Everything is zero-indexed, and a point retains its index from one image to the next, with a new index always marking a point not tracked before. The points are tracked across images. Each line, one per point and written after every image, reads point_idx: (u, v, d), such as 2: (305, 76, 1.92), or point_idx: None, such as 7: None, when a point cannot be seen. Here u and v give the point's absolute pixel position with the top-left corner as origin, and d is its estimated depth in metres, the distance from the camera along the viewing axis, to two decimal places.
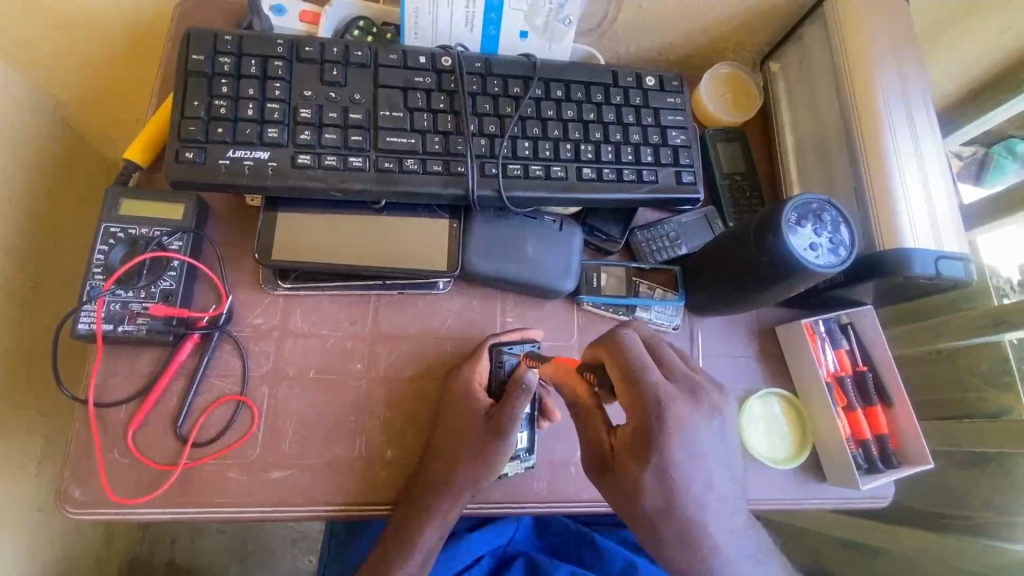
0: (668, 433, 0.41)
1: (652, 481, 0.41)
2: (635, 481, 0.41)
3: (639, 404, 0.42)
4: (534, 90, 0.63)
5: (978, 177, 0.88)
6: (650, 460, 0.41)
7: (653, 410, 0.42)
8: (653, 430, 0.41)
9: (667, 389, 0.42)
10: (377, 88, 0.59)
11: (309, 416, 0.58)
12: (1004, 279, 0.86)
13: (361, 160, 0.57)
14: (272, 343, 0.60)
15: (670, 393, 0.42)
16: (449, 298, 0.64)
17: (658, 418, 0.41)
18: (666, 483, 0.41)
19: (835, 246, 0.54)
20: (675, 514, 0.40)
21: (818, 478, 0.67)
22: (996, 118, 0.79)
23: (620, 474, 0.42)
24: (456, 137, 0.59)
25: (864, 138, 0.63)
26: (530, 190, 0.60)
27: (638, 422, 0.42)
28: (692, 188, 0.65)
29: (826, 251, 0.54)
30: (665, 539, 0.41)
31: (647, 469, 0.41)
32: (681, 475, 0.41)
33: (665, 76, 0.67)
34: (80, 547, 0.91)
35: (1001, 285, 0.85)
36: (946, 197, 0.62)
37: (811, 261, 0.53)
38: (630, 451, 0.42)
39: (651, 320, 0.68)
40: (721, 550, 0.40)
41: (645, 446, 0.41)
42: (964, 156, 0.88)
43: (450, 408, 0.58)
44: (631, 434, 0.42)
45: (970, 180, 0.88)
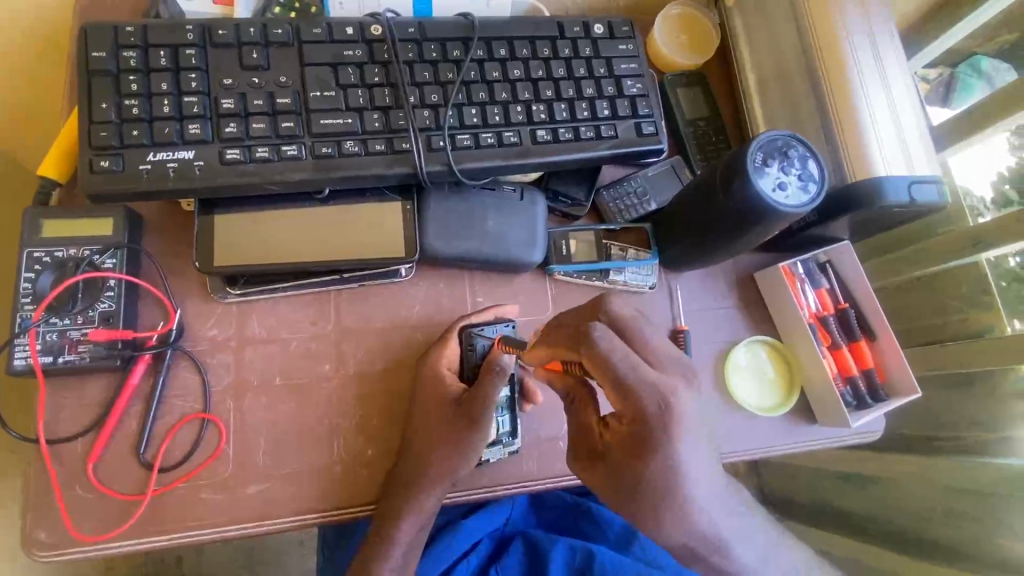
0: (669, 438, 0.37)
1: (655, 490, 0.38)
2: (638, 484, 0.38)
3: (638, 414, 0.37)
4: (475, 52, 0.58)
5: (945, 99, 0.83)
6: (653, 464, 0.38)
7: (651, 414, 0.37)
8: (647, 433, 0.37)
9: (661, 384, 0.38)
10: (304, 67, 0.54)
11: (279, 425, 0.55)
12: (976, 198, 0.83)
13: (295, 148, 0.52)
14: (230, 354, 0.56)
15: (664, 388, 0.38)
16: (414, 285, 0.61)
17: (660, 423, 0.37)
18: (671, 489, 0.38)
19: (803, 183, 0.50)
20: (689, 513, 0.38)
21: (809, 421, 0.67)
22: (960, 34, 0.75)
23: (621, 480, 0.39)
24: (397, 112, 0.55)
25: (826, 69, 0.60)
26: (482, 161, 0.56)
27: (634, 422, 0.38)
28: (654, 140, 0.61)
29: (795, 188, 0.49)
30: (677, 535, 0.39)
31: (648, 474, 0.38)
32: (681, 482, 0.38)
33: (613, 23, 0.63)
34: None
35: (975, 204, 0.82)
36: (914, 119, 0.59)
37: (778, 200, 0.49)
38: (625, 457, 0.39)
39: (626, 282, 0.65)
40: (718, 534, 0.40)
41: (641, 449, 0.38)
42: (931, 78, 0.84)
43: (422, 397, 0.55)
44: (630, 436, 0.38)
45: (938, 102, 0.83)
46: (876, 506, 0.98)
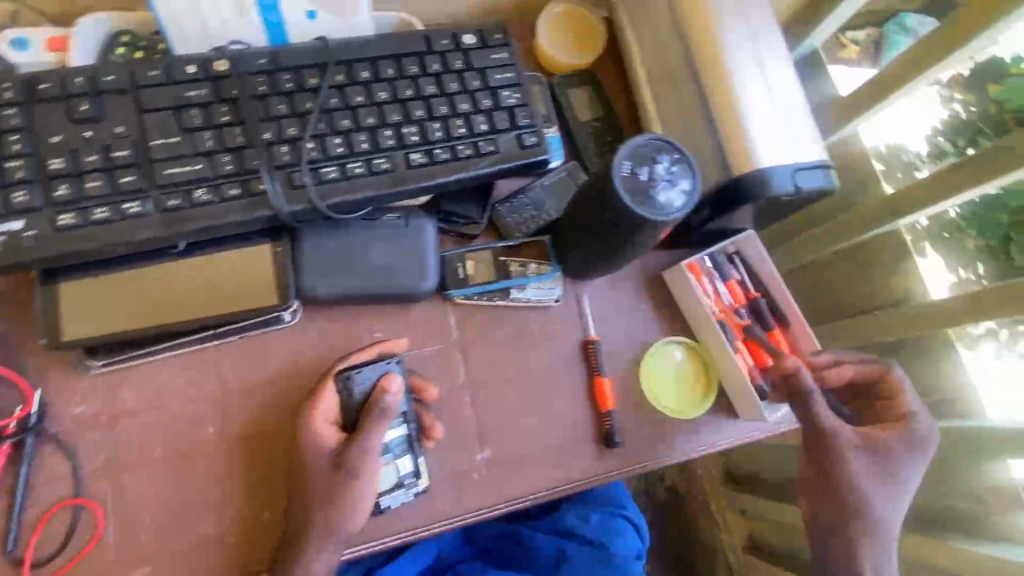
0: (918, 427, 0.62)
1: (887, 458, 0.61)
2: (836, 464, 0.60)
3: (824, 442, 0.60)
4: (335, 77, 0.55)
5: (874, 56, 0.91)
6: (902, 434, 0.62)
7: (857, 455, 0.61)
8: (894, 449, 0.61)
9: (845, 431, 0.60)
10: (142, 113, 0.50)
11: (164, 499, 0.52)
12: (913, 154, 0.92)
13: (139, 204, 0.48)
14: (103, 429, 0.52)
15: (908, 454, 0.61)
16: (301, 330, 0.57)
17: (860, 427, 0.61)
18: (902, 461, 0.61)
19: (672, 181, 0.47)
20: (871, 514, 0.60)
21: (731, 417, 0.65)
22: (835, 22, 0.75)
23: (858, 453, 0.61)
24: (250, 152, 0.51)
25: (703, 62, 0.59)
26: (353, 194, 0.53)
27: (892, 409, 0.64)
28: (538, 150, 0.59)
29: (662, 187, 0.47)
30: (872, 491, 0.60)
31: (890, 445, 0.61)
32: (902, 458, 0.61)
33: (485, 31, 0.60)
34: None
35: (913, 159, 0.92)
36: (793, 105, 0.58)
37: (644, 202, 0.47)
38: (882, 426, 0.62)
39: (530, 298, 0.63)
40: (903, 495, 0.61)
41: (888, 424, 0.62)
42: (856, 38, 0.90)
43: (303, 455, 0.51)
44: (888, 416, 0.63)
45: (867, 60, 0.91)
46: None
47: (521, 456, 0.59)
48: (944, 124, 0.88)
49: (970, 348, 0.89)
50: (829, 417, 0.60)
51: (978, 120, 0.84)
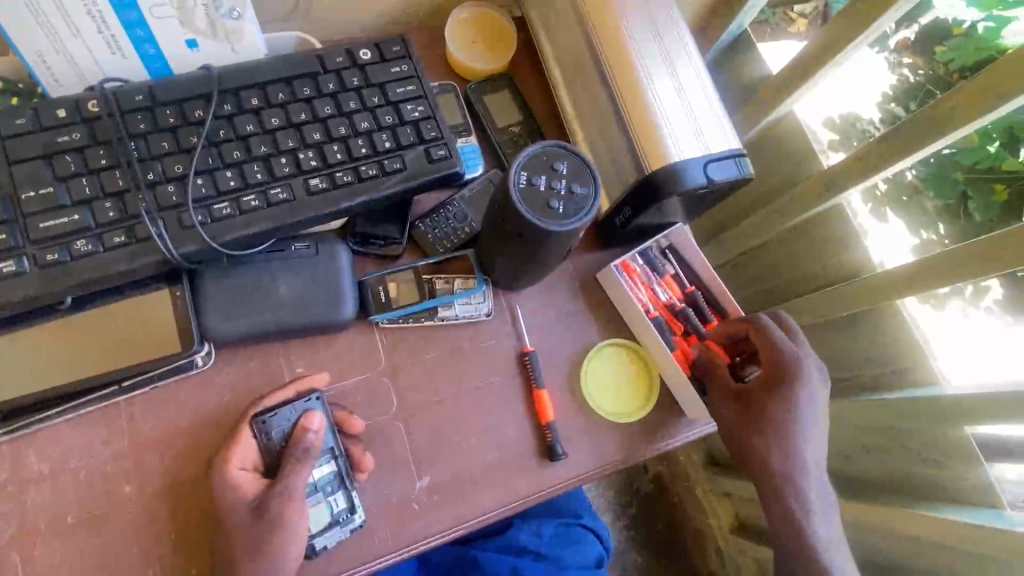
0: (798, 386, 0.58)
1: (779, 426, 0.58)
2: (742, 433, 0.59)
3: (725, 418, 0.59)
4: (220, 107, 0.52)
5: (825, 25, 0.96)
6: (784, 398, 0.58)
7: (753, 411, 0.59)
8: (786, 385, 0.58)
9: (729, 397, 0.60)
10: (10, 165, 0.47)
11: (79, 567, 0.49)
12: (868, 121, 0.93)
13: (14, 263, 0.45)
14: (8, 500, 0.49)
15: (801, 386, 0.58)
16: (217, 373, 0.55)
17: (746, 398, 0.59)
18: (794, 423, 0.58)
19: (570, 191, 0.46)
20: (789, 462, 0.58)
21: (678, 414, 0.64)
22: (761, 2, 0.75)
23: (755, 424, 0.58)
24: (132, 195, 0.48)
25: (608, 58, 0.58)
26: (250, 228, 0.51)
27: (772, 366, 0.59)
28: (447, 162, 0.57)
29: (558, 198, 0.45)
30: (778, 440, 0.58)
31: (777, 415, 0.58)
32: (797, 422, 0.58)
33: (382, 44, 0.58)
34: None
35: (868, 125, 0.92)
36: (703, 95, 0.57)
37: (540, 213, 0.45)
38: (766, 391, 0.58)
39: (459, 315, 0.61)
40: (816, 451, 0.59)
41: (771, 388, 0.58)
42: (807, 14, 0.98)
43: (220, 509, 0.47)
44: (769, 376, 0.59)
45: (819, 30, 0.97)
46: None
47: (462, 479, 0.57)
48: (893, 89, 0.92)
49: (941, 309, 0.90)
50: (717, 395, 0.60)
51: (926, 83, 0.88)
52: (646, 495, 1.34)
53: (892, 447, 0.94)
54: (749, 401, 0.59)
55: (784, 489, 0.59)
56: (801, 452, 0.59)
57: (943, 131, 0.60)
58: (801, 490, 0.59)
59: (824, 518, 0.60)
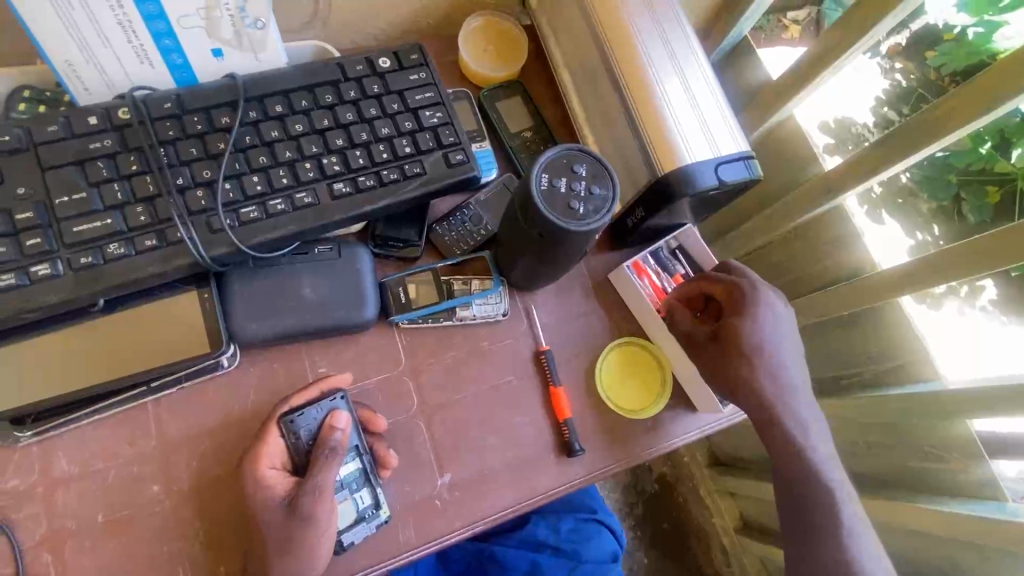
0: (759, 310, 0.60)
1: (753, 348, 0.60)
2: (732, 376, 0.60)
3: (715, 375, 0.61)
4: (246, 114, 0.54)
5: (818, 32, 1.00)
6: (749, 323, 0.60)
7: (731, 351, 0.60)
8: (743, 309, 0.61)
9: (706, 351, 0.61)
10: (44, 172, 0.48)
11: (110, 567, 0.50)
12: (861, 125, 0.95)
13: (49, 266, 0.46)
14: (38, 502, 0.50)
15: (755, 305, 0.61)
16: (242, 374, 0.56)
17: (720, 334, 0.61)
18: (762, 338, 0.60)
19: (590, 193, 0.47)
20: (775, 384, 0.60)
21: (691, 411, 0.65)
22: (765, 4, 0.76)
23: (733, 356, 0.60)
24: (163, 200, 0.49)
25: (620, 63, 0.59)
26: (276, 231, 0.52)
27: (730, 298, 0.62)
28: (465, 167, 0.59)
29: (579, 200, 0.47)
30: (759, 370, 0.60)
31: (748, 342, 0.60)
32: (767, 345, 0.60)
33: (400, 53, 0.60)
34: None
35: (862, 130, 0.95)
36: (712, 100, 0.59)
37: (562, 214, 0.46)
38: (732, 321, 0.60)
39: (476, 315, 0.62)
40: (792, 372, 0.61)
41: (735, 317, 0.60)
42: (801, 21, 1.01)
43: (251, 507, 0.48)
44: (733, 306, 0.61)
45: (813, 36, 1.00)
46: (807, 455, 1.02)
47: (482, 476, 0.59)
48: (886, 94, 0.95)
49: (937, 308, 0.93)
50: (700, 349, 0.61)
51: (918, 88, 0.92)
52: (651, 496, 1.35)
53: (893, 442, 0.94)
54: (722, 336, 0.60)
55: (778, 416, 0.60)
56: (780, 367, 0.61)
57: (937, 133, 0.62)
58: (792, 415, 0.60)
59: (819, 440, 0.61)
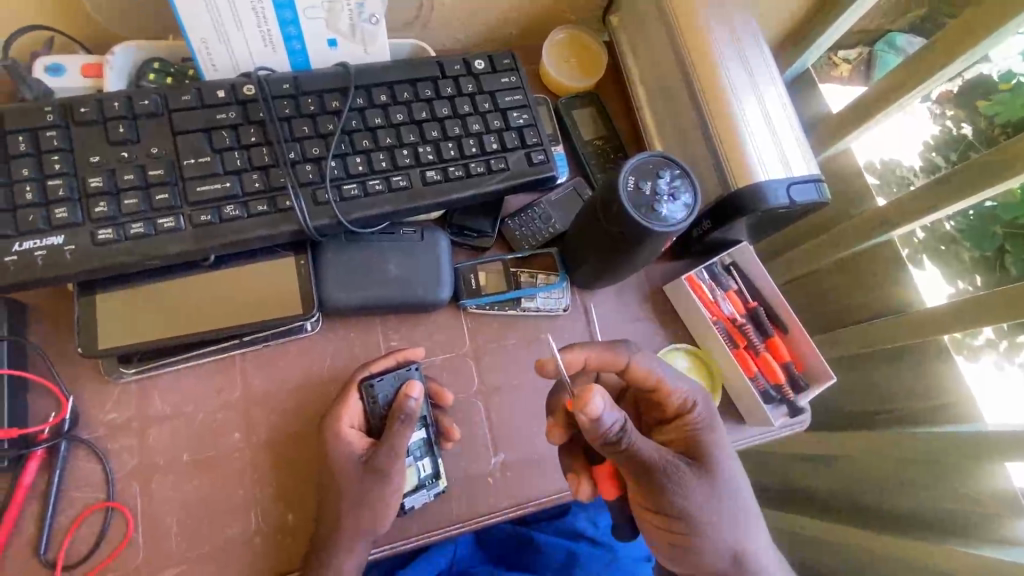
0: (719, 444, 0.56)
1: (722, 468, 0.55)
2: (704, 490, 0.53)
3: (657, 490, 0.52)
4: (354, 101, 0.58)
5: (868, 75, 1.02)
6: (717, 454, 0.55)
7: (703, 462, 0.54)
8: (711, 424, 0.56)
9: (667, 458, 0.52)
10: (175, 135, 0.53)
11: (190, 503, 0.54)
12: (908, 166, 1.01)
13: (173, 220, 0.51)
14: (132, 435, 0.54)
15: (704, 422, 0.56)
16: (322, 339, 0.60)
17: (661, 473, 0.51)
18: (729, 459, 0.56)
19: (674, 196, 0.50)
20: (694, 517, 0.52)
21: (738, 421, 0.67)
22: (844, 26, 0.77)
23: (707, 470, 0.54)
24: (277, 170, 0.54)
25: (702, 82, 0.62)
26: (372, 209, 0.56)
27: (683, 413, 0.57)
28: (545, 167, 0.62)
29: (664, 202, 0.50)
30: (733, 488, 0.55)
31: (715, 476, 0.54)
32: (731, 480, 0.55)
33: (494, 56, 0.64)
34: None
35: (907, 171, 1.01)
36: (787, 124, 0.62)
37: (645, 215, 0.50)
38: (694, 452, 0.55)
39: (539, 308, 0.66)
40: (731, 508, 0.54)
41: (703, 445, 0.55)
42: (853, 59, 1.03)
43: (330, 458, 0.53)
44: (683, 434, 0.56)
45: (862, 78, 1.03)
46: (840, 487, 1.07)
47: (533, 460, 0.61)
48: (935, 138, 0.99)
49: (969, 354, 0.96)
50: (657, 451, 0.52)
51: (969, 136, 0.96)
52: None
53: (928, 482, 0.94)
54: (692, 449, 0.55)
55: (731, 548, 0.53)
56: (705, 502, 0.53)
57: (1001, 174, 0.64)
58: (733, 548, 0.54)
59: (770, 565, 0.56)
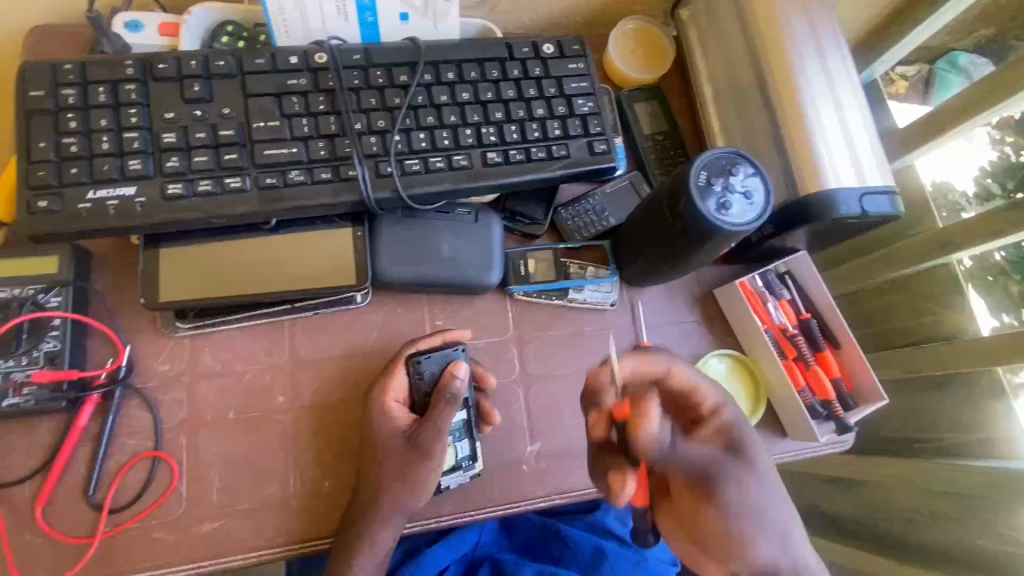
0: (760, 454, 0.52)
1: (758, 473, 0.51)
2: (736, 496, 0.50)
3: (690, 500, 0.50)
4: (422, 76, 0.58)
5: (925, 95, 0.91)
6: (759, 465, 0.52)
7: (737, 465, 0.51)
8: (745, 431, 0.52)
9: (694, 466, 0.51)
10: (247, 97, 0.54)
11: (233, 460, 0.54)
12: (959, 192, 0.88)
13: (240, 181, 0.52)
14: (182, 388, 0.56)
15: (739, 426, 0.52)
16: (369, 312, 0.60)
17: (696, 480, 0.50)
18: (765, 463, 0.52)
19: (748, 195, 0.50)
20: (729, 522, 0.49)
21: (779, 434, 0.66)
22: (921, 36, 0.73)
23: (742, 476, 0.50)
24: (343, 140, 0.54)
25: (777, 82, 0.60)
26: (433, 186, 0.56)
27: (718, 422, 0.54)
28: (607, 157, 0.61)
29: (736, 202, 0.49)
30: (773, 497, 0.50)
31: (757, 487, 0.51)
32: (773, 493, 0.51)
33: (563, 42, 0.63)
34: None
35: (958, 198, 0.88)
36: (863, 131, 0.60)
37: (716, 215, 0.49)
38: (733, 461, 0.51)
39: (586, 300, 0.65)
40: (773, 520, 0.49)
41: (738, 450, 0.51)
42: (910, 76, 0.92)
43: (374, 429, 0.53)
44: (716, 441, 0.52)
45: (919, 97, 0.91)
46: (873, 513, 1.00)
47: (569, 452, 0.61)
48: (993, 164, 0.84)
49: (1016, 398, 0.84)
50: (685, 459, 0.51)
51: None
52: None
53: None
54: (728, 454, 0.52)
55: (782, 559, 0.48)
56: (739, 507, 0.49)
57: None
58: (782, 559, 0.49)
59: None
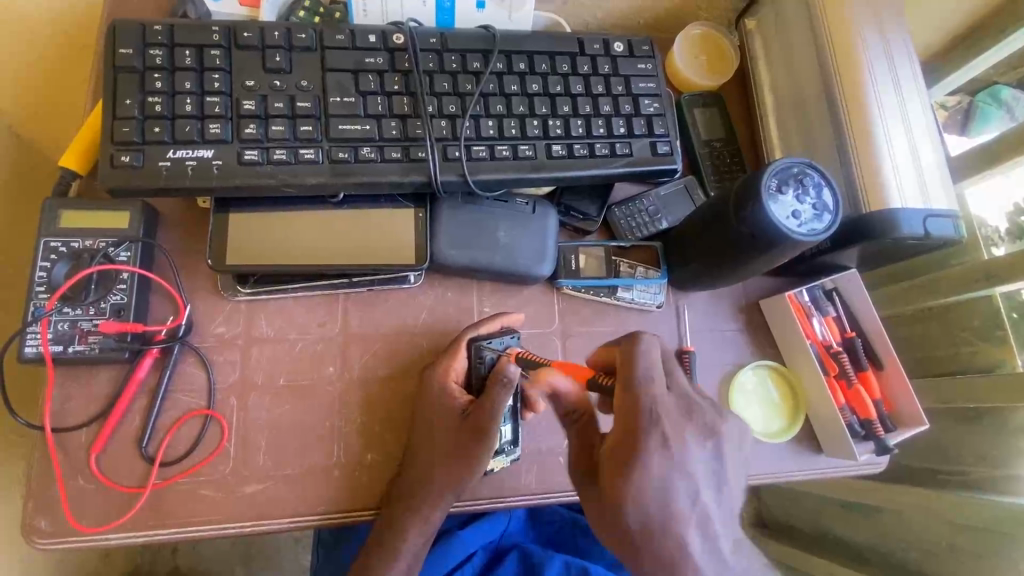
0: (645, 464, 0.39)
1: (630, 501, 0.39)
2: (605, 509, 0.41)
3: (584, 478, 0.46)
4: (495, 64, 0.59)
5: (963, 128, 0.81)
6: (629, 482, 0.39)
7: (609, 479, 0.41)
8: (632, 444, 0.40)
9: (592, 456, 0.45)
10: (325, 72, 0.55)
11: (281, 425, 0.56)
12: (991, 228, 0.78)
13: (313, 152, 0.53)
14: (237, 351, 0.57)
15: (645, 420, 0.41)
16: (422, 293, 0.61)
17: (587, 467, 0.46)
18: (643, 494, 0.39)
19: (818, 212, 0.51)
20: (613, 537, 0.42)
21: (814, 450, 0.66)
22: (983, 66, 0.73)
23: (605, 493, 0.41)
24: (414, 121, 0.55)
25: (846, 96, 0.60)
26: (497, 172, 0.57)
27: (625, 431, 0.41)
28: (668, 159, 0.61)
29: (807, 217, 0.51)
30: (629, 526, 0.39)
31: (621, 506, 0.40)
32: (654, 508, 0.39)
33: (633, 41, 0.64)
34: (91, 557, 0.87)
35: (989, 235, 0.78)
36: (930, 151, 0.59)
37: (791, 227, 0.50)
38: (610, 469, 0.41)
39: (634, 300, 0.65)
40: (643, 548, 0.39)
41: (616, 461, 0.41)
42: (948, 107, 0.82)
43: (432, 404, 0.55)
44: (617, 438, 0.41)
45: (955, 130, 0.81)
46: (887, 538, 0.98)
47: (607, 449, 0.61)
48: None
49: None
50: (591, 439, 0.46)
51: None
52: None
53: None
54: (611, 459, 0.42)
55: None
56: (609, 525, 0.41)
57: None
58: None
59: None
